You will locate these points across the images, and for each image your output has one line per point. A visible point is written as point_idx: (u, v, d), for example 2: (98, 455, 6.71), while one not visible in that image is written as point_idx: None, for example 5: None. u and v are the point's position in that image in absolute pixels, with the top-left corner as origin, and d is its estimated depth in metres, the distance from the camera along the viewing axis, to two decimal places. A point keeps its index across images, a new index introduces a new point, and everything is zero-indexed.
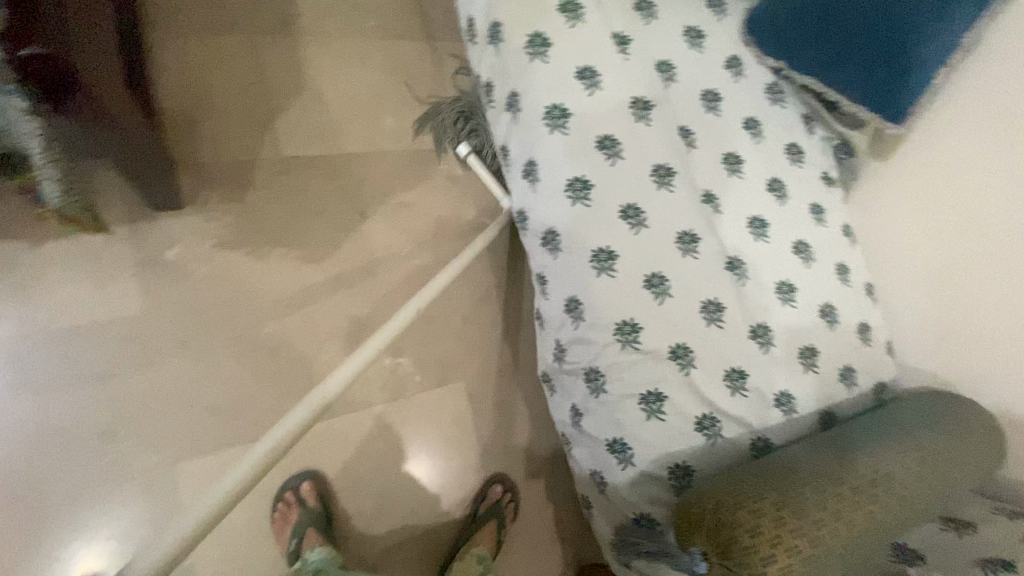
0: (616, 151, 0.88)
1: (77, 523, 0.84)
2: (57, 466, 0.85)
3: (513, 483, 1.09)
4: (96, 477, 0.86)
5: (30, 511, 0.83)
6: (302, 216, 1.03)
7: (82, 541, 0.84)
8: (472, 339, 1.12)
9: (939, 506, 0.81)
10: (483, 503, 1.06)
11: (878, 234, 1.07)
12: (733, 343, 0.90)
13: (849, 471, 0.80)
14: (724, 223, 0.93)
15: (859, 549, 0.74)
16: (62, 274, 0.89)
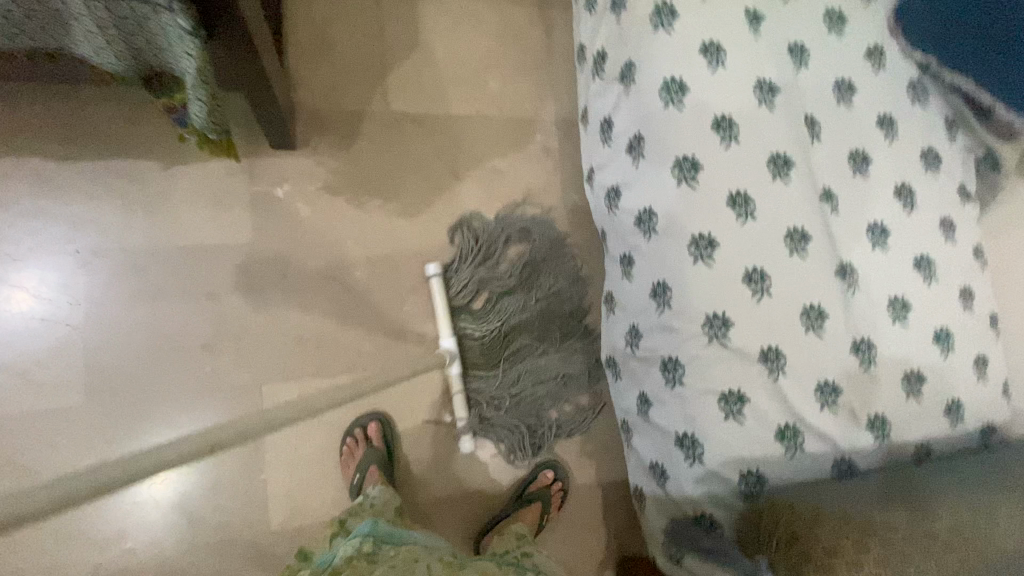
0: (732, 135, 0.84)
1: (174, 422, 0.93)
2: (164, 369, 0.93)
3: (564, 472, 1.08)
4: (196, 384, 0.94)
5: (139, 404, 0.92)
6: (401, 171, 1.06)
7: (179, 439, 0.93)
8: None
9: None
10: (532, 484, 1.06)
11: (1012, 259, 0.96)
12: (830, 354, 0.84)
13: (955, 509, 0.73)
14: (838, 226, 0.86)
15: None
16: (185, 196, 0.96)
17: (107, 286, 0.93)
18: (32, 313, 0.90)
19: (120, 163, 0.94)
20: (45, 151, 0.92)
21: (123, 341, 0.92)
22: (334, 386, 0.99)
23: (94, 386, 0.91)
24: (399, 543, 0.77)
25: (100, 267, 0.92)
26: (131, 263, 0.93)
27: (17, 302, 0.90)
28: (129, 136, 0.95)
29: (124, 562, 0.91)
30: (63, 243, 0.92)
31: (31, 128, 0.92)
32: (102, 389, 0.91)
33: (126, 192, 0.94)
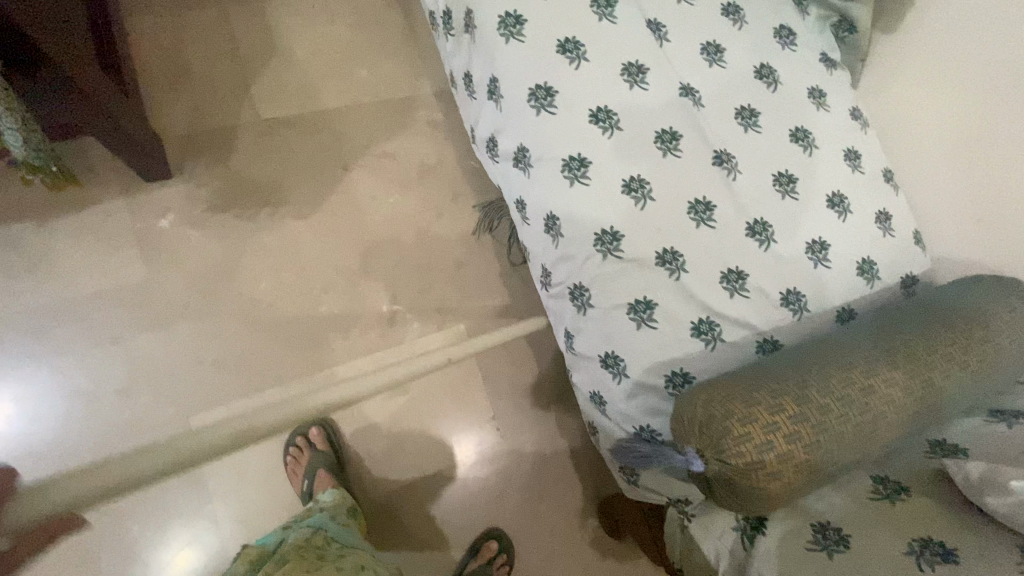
0: (579, 53, 0.84)
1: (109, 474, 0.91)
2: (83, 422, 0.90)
3: (509, 546, 1.02)
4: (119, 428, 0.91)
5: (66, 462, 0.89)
6: (287, 175, 1.05)
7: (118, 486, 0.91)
8: (467, 281, 1.12)
9: (961, 391, 0.75)
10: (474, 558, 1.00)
11: (893, 114, 0.98)
12: (726, 242, 0.84)
13: (870, 357, 0.73)
14: (707, 118, 0.86)
15: (866, 438, 0.69)
16: (69, 249, 0.94)
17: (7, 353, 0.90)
18: None
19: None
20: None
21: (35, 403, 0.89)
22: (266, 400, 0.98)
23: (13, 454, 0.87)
24: (347, 545, 0.77)
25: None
26: (30, 325, 0.91)
27: None
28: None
29: None
30: None
31: None
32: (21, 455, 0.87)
33: (8, 257, 0.92)
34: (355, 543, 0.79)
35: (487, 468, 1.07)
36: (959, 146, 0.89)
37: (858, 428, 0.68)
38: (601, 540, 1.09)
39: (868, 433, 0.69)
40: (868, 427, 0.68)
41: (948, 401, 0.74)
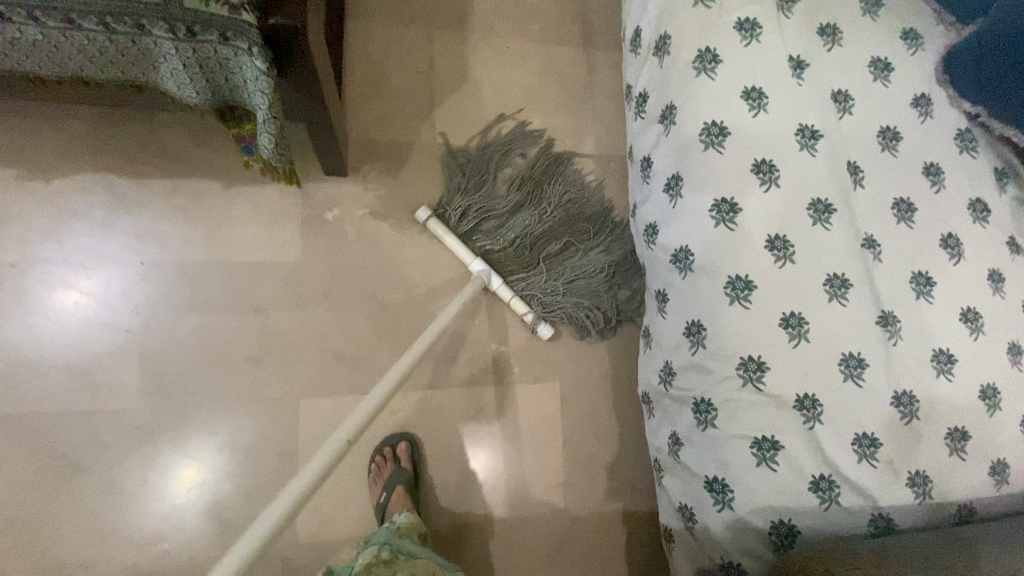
0: (773, 178, 0.84)
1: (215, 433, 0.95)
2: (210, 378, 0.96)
3: None
4: (240, 393, 0.97)
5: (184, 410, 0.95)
6: (443, 198, 1.10)
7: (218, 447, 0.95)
8: (576, 343, 1.13)
9: None
10: None
11: None
12: (869, 403, 0.81)
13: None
14: (881, 273, 0.85)
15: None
16: (241, 215, 1.01)
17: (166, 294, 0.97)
18: (97, 318, 0.95)
19: (188, 182, 1.00)
20: (108, 162, 0.98)
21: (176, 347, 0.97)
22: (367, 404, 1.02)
23: (149, 390, 0.95)
24: (416, 557, 0.79)
25: (163, 277, 0.98)
26: (191, 275, 0.98)
27: (86, 309, 0.95)
28: (196, 158, 1.01)
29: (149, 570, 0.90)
30: (132, 252, 0.97)
31: (110, 145, 0.98)
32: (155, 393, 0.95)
33: (191, 208, 0.99)
34: (422, 553, 0.80)
35: (544, 533, 1.07)
36: None
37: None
38: None
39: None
40: None
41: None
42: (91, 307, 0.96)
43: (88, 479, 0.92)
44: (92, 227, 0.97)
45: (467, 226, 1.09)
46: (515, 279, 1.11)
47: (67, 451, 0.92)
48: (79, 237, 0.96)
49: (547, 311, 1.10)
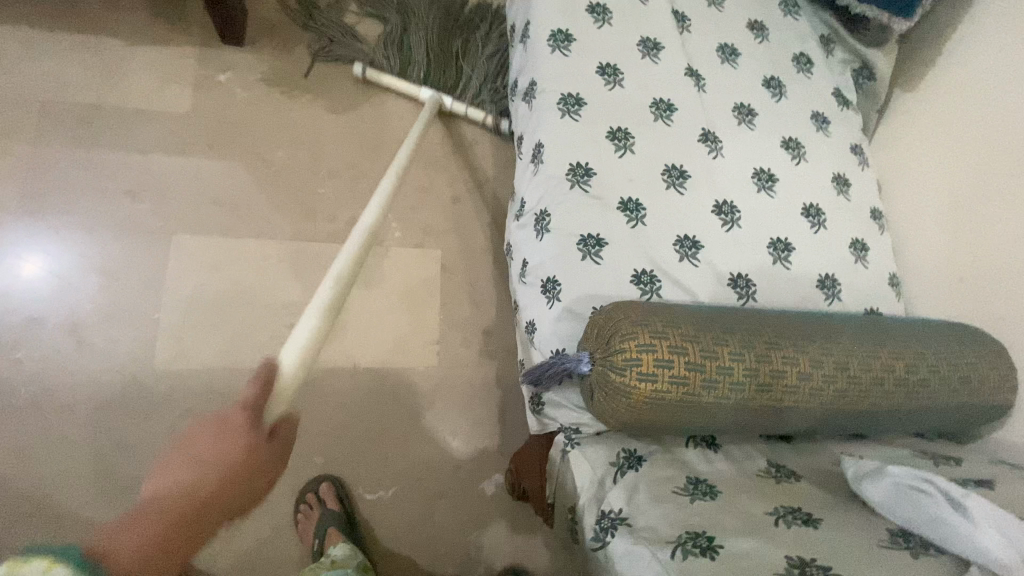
0: (606, 18, 0.94)
1: (103, 404, 0.94)
2: (129, 356, 0.96)
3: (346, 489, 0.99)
4: (136, 264, 1.00)
5: (89, 380, 0.94)
6: (335, 76, 1.19)
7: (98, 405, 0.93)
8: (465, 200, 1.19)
9: (901, 405, 0.70)
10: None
11: (903, 178, 1.02)
12: (691, 209, 0.87)
13: (802, 328, 0.70)
14: (708, 100, 0.93)
15: (750, 413, 0.66)
16: (135, 68, 1.09)
17: (121, 294, 0.98)
18: (57, 272, 0.97)
19: (87, 35, 1.09)
20: (29, 37, 1.06)
21: (115, 336, 0.96)
22: (242, 248, 1.05)
23: (78, 346, 0.95)
24: None
25: (135, 270, 1.00)
26: (158, 271, 1.01)
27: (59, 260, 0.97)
28: (100, 16, 1.10)
29: (2, 370, 0.92)
30: (116, 233, 1.01)
31: (15, 0, 1.08)
32: (82, 341, 0.95)
33: (88, 60, 1.07)
34: None
35: (417, 385, 1.08)
36: (957, 204, 0.91)
37: (751, 400, 0.65)
38: (501, 500, 1.06)
39: (750, 409, 0.66)
40: (773, 393, 0.65)
41: (842, 421, 0.70)
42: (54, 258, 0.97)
43: None
44: (65, 150, 1.02)
45: (399, 61, 1.20)
46: (456, 92, 1.23)
47: None
48: (81, 203, 1.01)
49: (497, 110, 1.21)
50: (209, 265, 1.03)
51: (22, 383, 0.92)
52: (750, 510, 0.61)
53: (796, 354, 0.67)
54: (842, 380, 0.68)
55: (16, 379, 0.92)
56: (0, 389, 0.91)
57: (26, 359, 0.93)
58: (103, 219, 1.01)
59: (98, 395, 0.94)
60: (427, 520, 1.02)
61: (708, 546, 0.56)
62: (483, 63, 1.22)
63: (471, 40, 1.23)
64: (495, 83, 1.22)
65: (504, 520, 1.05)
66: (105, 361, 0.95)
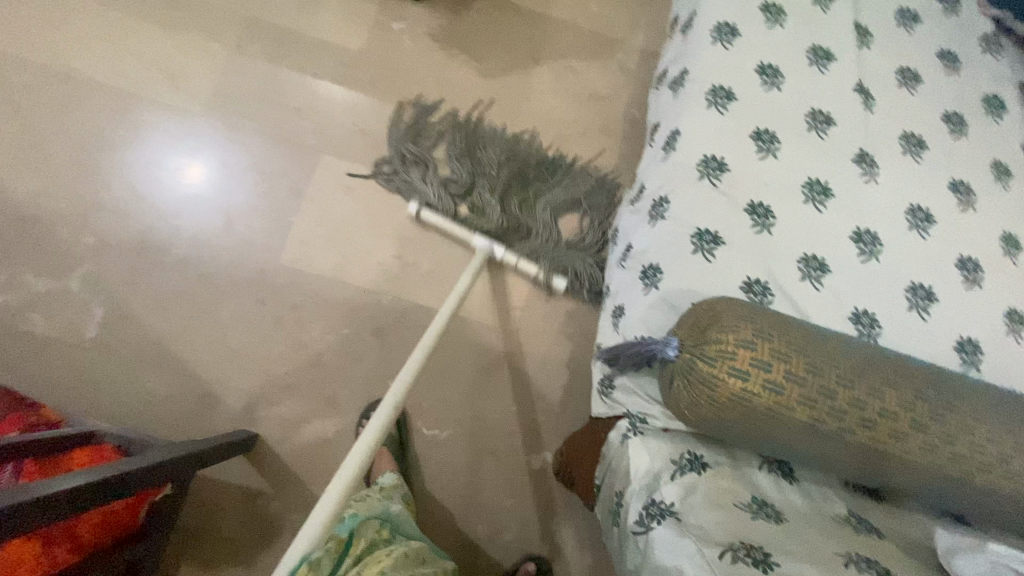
0: (779, 18, 0.89)
1: (230, 284, 1.07)
2: (262, 252, 1.08)
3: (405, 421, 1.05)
4: (288, 179, 1.13)
5: (228, 266, 1.07)
6: (492, 41, 1.26)
7: (227, 283, 1.07)
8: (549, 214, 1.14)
9: None
10: None
11: None
12: (827, 229, 0.80)
13: (930, 376, 0.62)
14: (873, 122, 0.86)
15: (842, 446, 0.60)
16: (326, 5, 1.23)
17: (271, 206, 1.11)
18: (227, 175, 1.11)
19: None
20: None
21: (257, 237, 1.09)
22: (373, 177, 1.15)
23: (226, 238, 1.08)
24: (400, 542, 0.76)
25: (287, 191, 1.12)
26: (303, 186, 1.13)
27: (229, 171, 1.12)
28: None
29: (164, 232, 1.08)
30: (280, 152, 1.14)
31: None
32: (230, 228, 1.09)
33: None
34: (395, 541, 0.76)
35: (493, 344, 1.11)
36: None
37: (848, 432, 0.59)
38: (545, 477, 1.06)
39: (845, 443, 0.59)
40: (877, 432, 0.59)
41: (954, 492, 0.61)
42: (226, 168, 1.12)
43: (148, 205, 1.09)
44: (255, 67, 1.18)
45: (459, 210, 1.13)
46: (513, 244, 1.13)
47: (146, 183, 1.10)
48: (259, 127, 1.15)
49: (555, 266, 1.11)
50: (342, 186, 1.14)
51: (175, 250, 1.07)
52: (819, 544, 0.56)
53: (915, 400, 0.60)
54: (968, 445, 0.59)
55: (173, 242, 1.07)
56: (160, 248, 1.07)
57: (183, 229, 1.08)
58: (274, 139, 1.14)
59: (229, 272, 1.07)
60: (470, 471, 1.05)
61: (762, 560, 0.54)
62: (546, 216, 1.14)
63: (531, 192, 1.15)
64: (558, 247, 1.12)
65: (543, 497, 1.05)
66: (241, 249, 1.08)
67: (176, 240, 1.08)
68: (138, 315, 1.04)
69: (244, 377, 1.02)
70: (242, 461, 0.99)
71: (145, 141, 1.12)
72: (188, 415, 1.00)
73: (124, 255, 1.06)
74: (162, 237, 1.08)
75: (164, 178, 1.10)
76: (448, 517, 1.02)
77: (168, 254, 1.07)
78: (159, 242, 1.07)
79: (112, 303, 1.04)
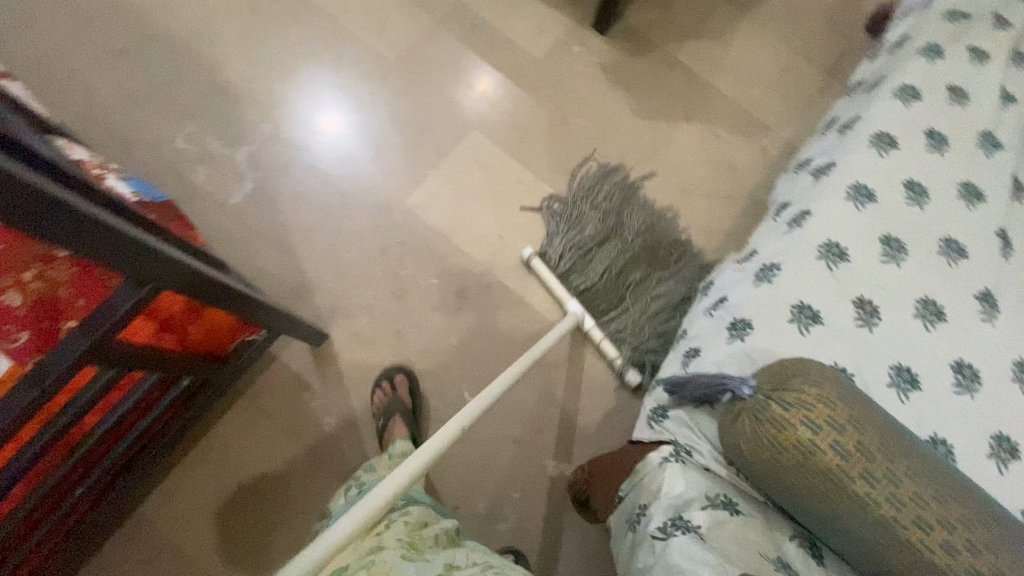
0: (941, 147, 0.93)
1: (351, 207, 1.19)
2: (370, 196, 1.20)
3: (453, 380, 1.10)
4: (406, 148, 1.24)
5: (336, 199, 1.19)
6: (653, 87, 1.36)
7: (353, 204, 1.19)
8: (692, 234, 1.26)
9: None
10: None
11: None
12: (928, 349, 0.80)
13: (999, 512, 0.61)
14: (1005, 270, 0.86)
15: (891, 543, 0.58)
16: (525, 12, 1.39)
17: (380, 167, 1.22)
18: (355, 132, 1.25)
19: None
20: None
21: (365, 186, 1.21)
22: (508, 163, 1.26)
23: (338, 180, 1.21)
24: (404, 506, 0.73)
25: (398, 158, 1.23)
26: (445, 150, 1.25)
27: (349, 135, 1.24)
28: None
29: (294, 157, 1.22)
30: (403, 127, 1.26)
31: None
32: (371, 162, 1.23)
33: None
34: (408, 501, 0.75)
35: (556, 345, 1.16)
36: None
37: (905, 527, 0.58)
38: (558, 486, 1.07)
39: (897, 542, 0.58)
40: (937, 543, 0.57)
41: None
42: (348, 131, 1.25)
43: (273, 141, 1.23)
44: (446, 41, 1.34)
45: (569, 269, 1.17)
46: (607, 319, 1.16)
47: (271, 129, 1.24)
48: (390, 103, 1.28)
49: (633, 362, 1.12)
50: (480, 161, 1.25)
51: (298, 174, 1.20)
52: None
53: (980, 523, 0.58)
54: None
55: (325, 154, 1.22)
56: (301, 161, 1.22)
57: (302, 166, 1.21)
58: (402, 115, 1.27)
59: (360, 195, 1.20)
60: (492, 450, 1.08)
61: None
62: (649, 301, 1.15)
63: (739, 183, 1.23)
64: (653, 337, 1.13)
65: (549, 502, 1.06)
66: (366, 184, 1.21)
67: (302, 167, 1.21)
68: (276, 201, 1.18)
69: (337, 284, 1.13)
70: (306, 354, 1.09)
71: (285, 94, 1.27)
72: (281, 297, 1.11)
73: (284, 151, 1.22)
74: (280, 168, 1.21)
75: (293, 126, 1.24)
76: (456, 482, 1.06)
77: (315, 164, 1.22)
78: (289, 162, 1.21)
79: (259, 184, 1.19)
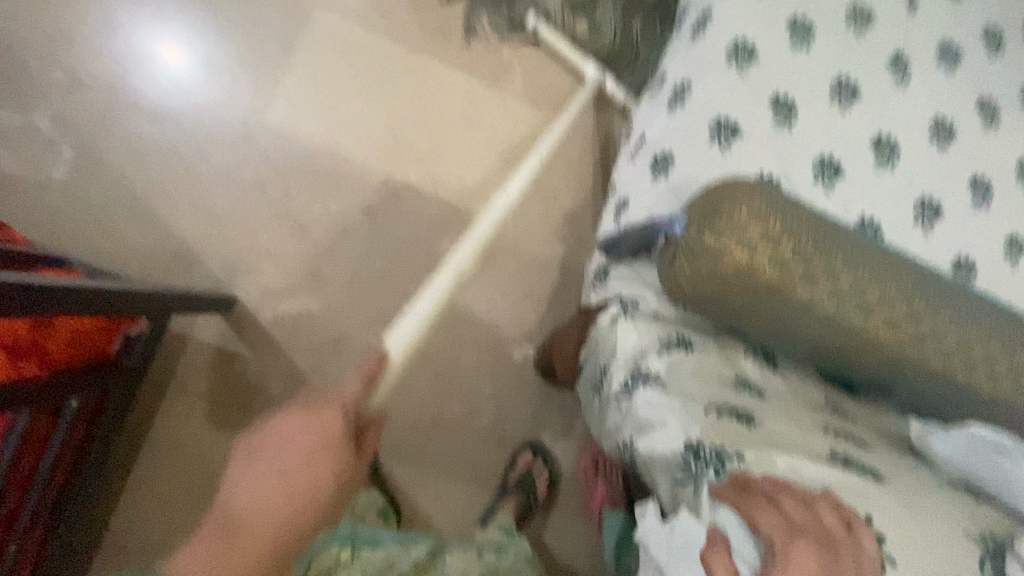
0: None
1: (206, 143, 1.00)
2: (231, 121, 1.00)
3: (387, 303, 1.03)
4: (255, 51, 1.03)
5: (190, 135, 0.99)
6: None
7: (206, 139, 1.00)
8: None
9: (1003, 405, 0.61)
10: None
11: None
12: (847, 132, 0.77)
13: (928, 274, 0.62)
14: (913, 24, 0.82)
15: (836, 336, 0.60)
16: None
17: (229, 84, 1.01)
18: (180, 46, 1.01)
19: None
20: None
21: (219, 111, 1.00)
22: (373, 42, 1.06)
23: (182, 112, 0.99)
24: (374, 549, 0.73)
25: (247, 67, 1.02)
26: (292, 45, 1.04)
27: (175, 53, 1.00)
28: None
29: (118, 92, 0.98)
30: (241, 26, 1.03)
31: None
32: (207, 82, 1.01)
33: None
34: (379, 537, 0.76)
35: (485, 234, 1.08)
36: None
37: (845, 318, 0.58)
38: (524, 370, 1.07)
39: (841, 332, 0.59)
40: (876, 322, 0.58)
41: (928, 392, 0.63)
42: (172, 48, 1.00)
43: (82, 80, 0.98)
44: None
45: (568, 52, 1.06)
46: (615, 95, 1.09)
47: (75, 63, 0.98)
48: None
49: None
50: (340, 48, 1.05)
51: (130, 114, 0.98)
52: (802, 418, 0.61)
53: (912, 290, 0.60)
54: (957, 342, 0.59)
55: (146, 87, 0.99)
56: (124, 99, 0.98)
57: (131, 104, 0.98)
58: (233, 10, 1.03)
59: (209, 127, 1.00)
60: (451, 357, 1.05)
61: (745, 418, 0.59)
62: None
63: None
64: None
65: (520, 388, 1.07)
66: (215, 109, 1.00)
67: (132, 103, 0.98)
68: (110, 162, 0.97)
69: (223, 237, 0.98)
70: (220, 323, 0.98)
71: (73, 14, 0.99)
72: (164, 271, 0.96)
73: (92, 95, 0.98)
74: (103, 113, 0.98)
75: (98, 57, 0.98)
76: (425, 399, 1.04)
77: (138, 102, 0.99)
78: (113, 102, 0.98)
79: (80, 145, 0.97)
